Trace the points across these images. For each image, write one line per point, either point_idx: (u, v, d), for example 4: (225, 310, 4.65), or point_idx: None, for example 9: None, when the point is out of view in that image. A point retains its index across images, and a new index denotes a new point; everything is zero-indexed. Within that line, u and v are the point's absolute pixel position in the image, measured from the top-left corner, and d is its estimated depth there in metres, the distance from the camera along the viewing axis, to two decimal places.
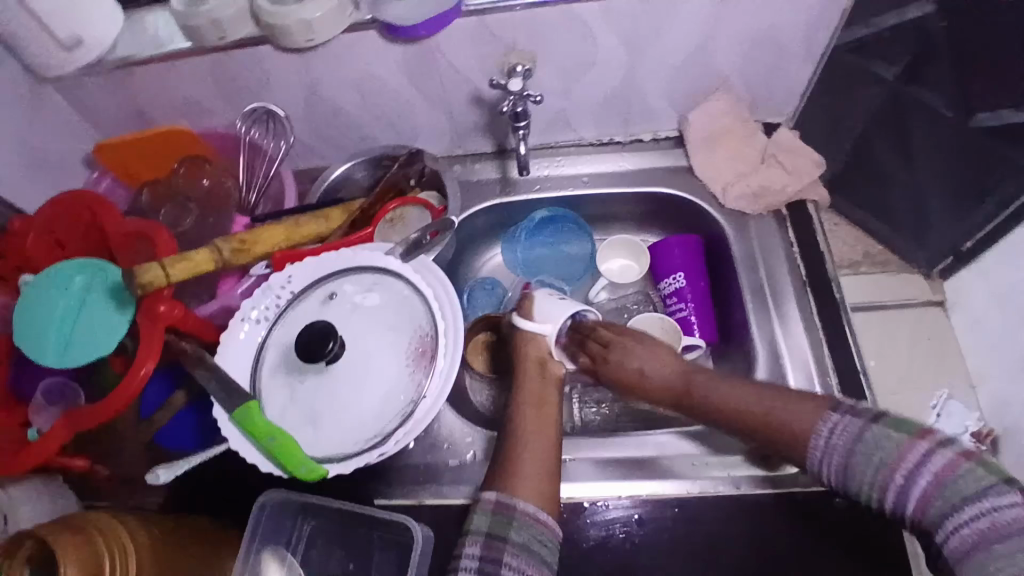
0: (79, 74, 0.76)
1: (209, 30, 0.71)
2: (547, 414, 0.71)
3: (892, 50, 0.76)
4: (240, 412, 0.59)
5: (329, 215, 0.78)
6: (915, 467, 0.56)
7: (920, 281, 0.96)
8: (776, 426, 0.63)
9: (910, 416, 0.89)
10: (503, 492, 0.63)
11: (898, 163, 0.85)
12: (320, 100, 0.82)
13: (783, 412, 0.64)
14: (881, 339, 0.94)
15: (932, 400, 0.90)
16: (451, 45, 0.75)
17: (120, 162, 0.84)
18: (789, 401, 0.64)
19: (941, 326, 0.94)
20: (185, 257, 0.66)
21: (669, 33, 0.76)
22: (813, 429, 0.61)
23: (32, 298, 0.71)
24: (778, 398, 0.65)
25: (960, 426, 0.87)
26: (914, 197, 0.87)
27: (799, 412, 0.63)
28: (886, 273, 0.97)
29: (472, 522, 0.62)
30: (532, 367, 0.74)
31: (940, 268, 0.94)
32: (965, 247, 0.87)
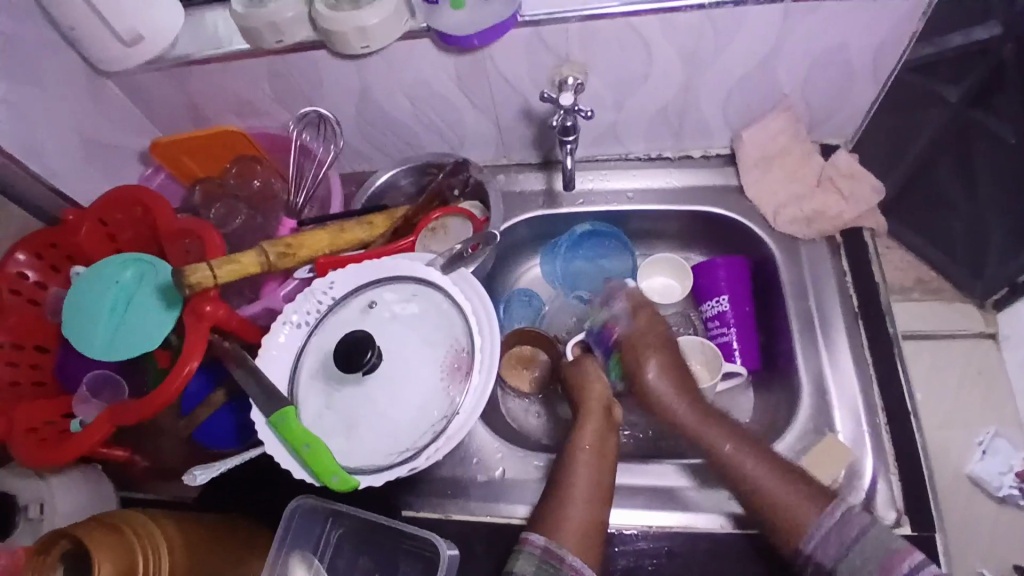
0: (140, 70, 0.78)
1: (267, 33, 0.72)
2: (606, 460, 0.69)
3: (961, 69, 0.74)
4: (277, 417, 0.59)
5: (372, 222, 0.78)
6: (836, 525, 0.61)
7: (973, 312, 0.94)
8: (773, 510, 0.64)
9: (950, 451, 0.89)
10: (552, 539, 0.62)
11: (958, 189, 0.83)
12: (370, 104, 0.82)
13: (784, 499, 0.64)
14: (930, 368, 0.93)
15: (977, 436, 0.89)
16: (503, 55, 0.74)
17: (171, 158, 0.84)
18: (796, 492, 0.64)
19: (992, 360, 0.93)
20: (232, 260, 0.67)
21: (728, 51, 0.74)
22: (811, 524, 0.62)
23: (82, 291, 0.73)
24: (789, 483, 0.65)
25: (1005, 466, 0.86)
26: (971, 223, 0.84)
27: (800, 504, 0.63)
28: (939, 300, 0.95)
29: (515, 565, 0.61)
30: (598, 410, 0.73)
31: (994, 299, 0.93)
32: (1023, 280, 0.86)
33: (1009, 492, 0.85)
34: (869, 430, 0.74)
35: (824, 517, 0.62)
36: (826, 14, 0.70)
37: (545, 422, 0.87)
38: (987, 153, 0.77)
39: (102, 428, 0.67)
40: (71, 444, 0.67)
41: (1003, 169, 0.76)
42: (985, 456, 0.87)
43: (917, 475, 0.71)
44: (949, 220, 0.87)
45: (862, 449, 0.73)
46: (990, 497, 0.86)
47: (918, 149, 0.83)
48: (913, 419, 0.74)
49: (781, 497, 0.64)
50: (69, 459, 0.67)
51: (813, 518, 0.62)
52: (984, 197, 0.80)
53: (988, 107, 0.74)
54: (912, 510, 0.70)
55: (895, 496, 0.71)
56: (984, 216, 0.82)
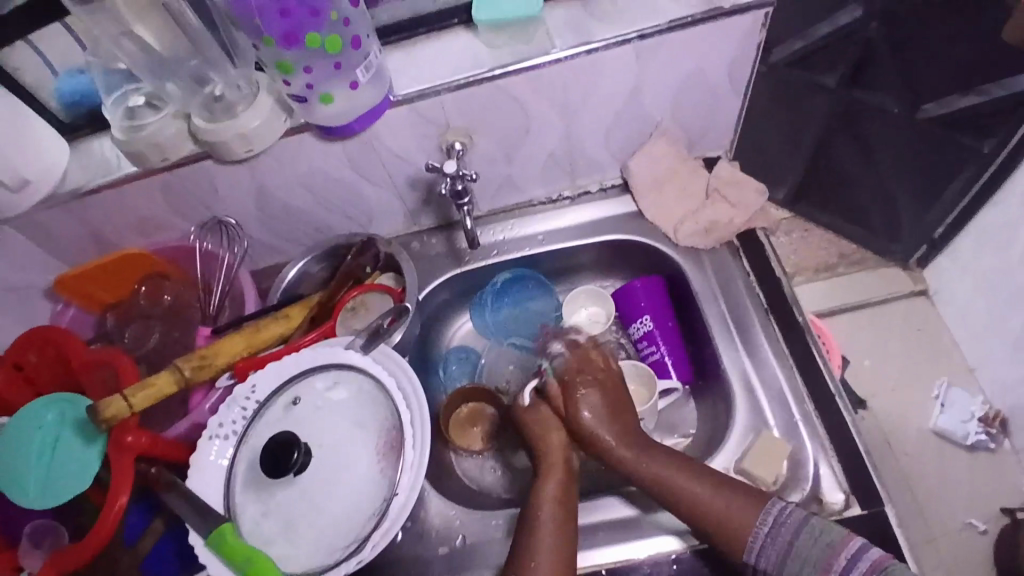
0: (34, 211, 0.78)
1: (151, 153, 0.74)
2: (569, 502, 0.70)
3: (833, 59, 0.83)
4: (213, 538, 0.58)
5: (289, 315, 0.79)
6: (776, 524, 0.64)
7: (903, 276, 1.08)
8: (726, 525, 0.66)
9: (913, 404, 1.03)
10: None
11: (860, 166, 0.94)
12: (270, 201, 0.84)
13: (734, 506, 0.66)
14: (872, 337, 1.07)
15: (935, 391, 1.03)
16: (388, 134, 0.77)
17: (81, 289, 0.84)
18: (740, 497, 0.67)
19: (927, 317, 1.07)
20: (145, 384, 0.67)
21: (597, 94, 0.79)
22: (755, 524, 0.65)
23: (1, 443, 0.71)
24: (735, 494, 0.67)
25: (965, 415, 0.99)
26: (877, 193, 0.96)
27: (744, 508, 0.66)
28: (861, 271, 1.07)
29: None
30: (559, 454, 0.74)
31: (916, 258, 1.06)
32: (937, 233, 0.99)
33: (977, 438, 0.99)
34: (801, 419, 0.77)
35: (765, 518, 0.65)
36: (673, 46, 0.75)
37: (502, 476, 0.87)
38: (874, 126, 0.87)
39: None
40: None
41: (891, 134, 0.87)
42: (944, 408, 1.01)
43: (853, 452, 0.74)
44: (857, 193, 0.97)
45: (799, 437, 0.76)
46: (959, 445, 1.00)
47: (815, 136, 0.93)
48: (839, 399, 0.77)
49: (727, 504, 0.66)
50: None
51: (755, 520, 0.65)
52: (882, 165, 0.91)
53: (862, 85, 0.84)
54: (855, 485, 0.72)
55: (838, 476, 0.73)
56: (885, 184, 0.94)
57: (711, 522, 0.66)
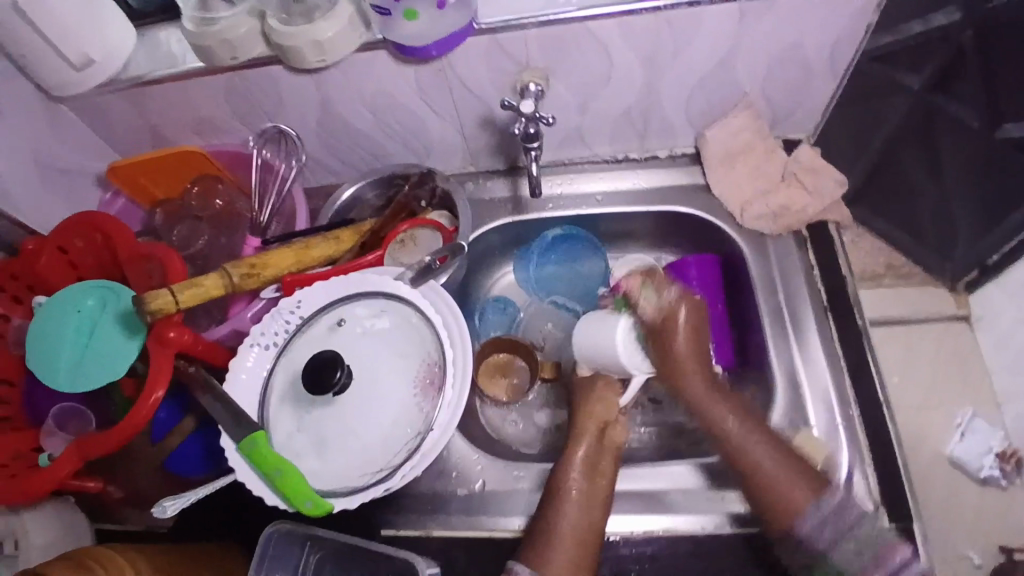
0: (94, 93, 0.76)
1: (220, 50, 0.71)
2: (599, 486, 0.69)
3: (918, 58, 0.75)
4: (246, 443, 0.58)
5: (340, 237, 0.77)
6: (832, 515, 0.66)
7: (946, 295, 0.96)
8: (773, 489, 0.67)
9: (931, 434, 0.90)
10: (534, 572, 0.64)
11: (924, 174, 0.84)
12: (332, 118, 0.81)
13: (781, 482, 0.67)
14: (904, 354, 0.95)
15: (956, 418, 0.90)
16: (463, 64, 0.74)
17: (131, 180, 0.83)
18: (795, 472, 0.68)
19: (965, 341, 0.94)
20: (194, 283, 0.65)
21: (688, 53, 0.75)
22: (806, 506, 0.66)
23: (43, 322, 0.71)
24: (788, 467, 0.68)
25: (984, 447, 0.87)
26: (940, 208, 0.85)
27: (797, 493, 0.67)
28: (909, 284, 0.97)
29: None
30: (593, 428, 0.74)
31: (965, 281, 0.94)
32: (992, 261, 0.87)
33: (990, 473, 0.86)
34: (843, 422, 0.75)
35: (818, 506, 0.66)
36: (780, 13, 0.70)
37: (524, 429, 0.86)
38: (950, 143, 0.78)
39: (69, 461, 0.65)
40: (38, 477, 0.65)
41: (963, 151, 0.77)
42: (965, 437, 0.88)
43: (890, 462, 0.73)
44: (916, 204, 0.88)
45: (837, 440, 0.74)
46: (971, 477, 0.87)
47: (890, 128, 0.84)
48: (885, 408, 0.75)
49: (777, 478, 0.67)
50: (39, 493, 0.65)
51: (805, 503, 0.66)
52: (951, 181, 0.81)
53: (947, 91, 0.75)
54: (888, 497, 0.71)
55: (871, 486, 0.72)
56: (950, 199, 0.83)
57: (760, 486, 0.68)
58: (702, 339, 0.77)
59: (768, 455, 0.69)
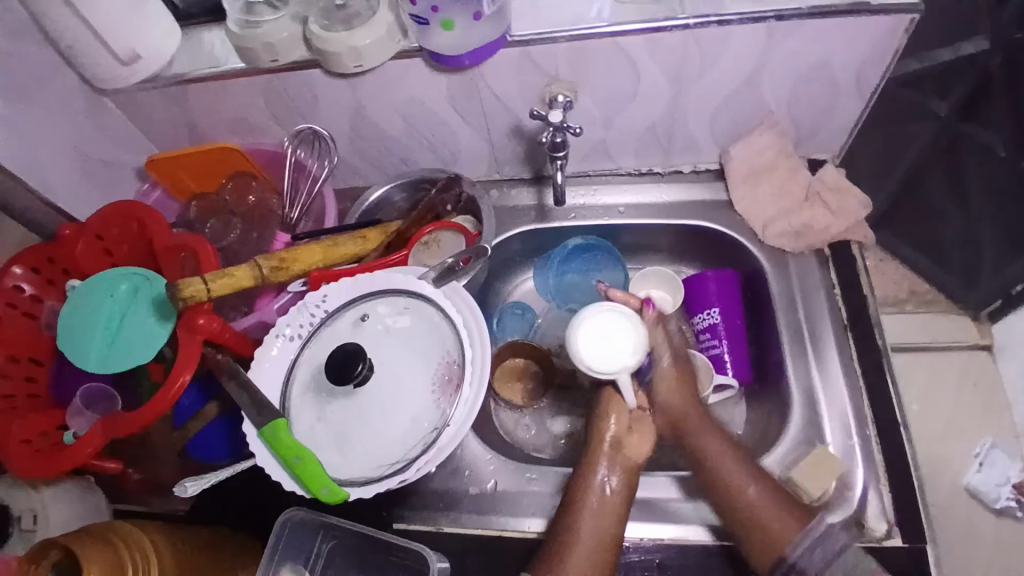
0: (140, 89, 0.80)
1: (263, 52, 0.74)
2: (610, 512, 0.67)
3: (945, 86, 0.77)
4: (268, 429, 0.60)
5: (366, 236, 0.79)
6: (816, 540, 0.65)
7: (970, 325, 0.96)
8: (760, 527, 0.66)
9: (949, 462, 0.91)
10: None
11: (952, 200, 0.86)
12: (365, 121, 0.83)
13: (771, 520, 0.66)
14: (926, 381, 0.95)
15: (976, 448, 0.91)
16: (494, 74, 0.76)
17: (168, 174, 0.86)
18: (782, 514, 0.67)
19: (988, 372, 0.95)
20: (225, 273, 0.67)
21: (714, 70, 0.76)
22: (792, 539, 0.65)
23: (78, 305, 0.74)
24: (773, 510, 0.67)
25: (1001, 478, 0.88)
26: (966, 234, 0.87)
27: (782, 524, 0.66)
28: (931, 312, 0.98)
29: None
30: (607, 451, 0.70)
31: (988, 310, 0.94)
32: (1016, 290, 0.88)
33: (1007, 504, 0.87)
34: (859, 442, 0.74)
35: (805, 534, 0.66)
36: (808, 34, 0.71)
37: (537, 436, 0.87)
38: (977, 170, 0.80)
39: (94, 440, 0.67)
40: (65, 455, 0.67)
41: (989, 178, 0.80)
42: (983, 467, 0.89)
43: (907, 485, 0.72)
44: (941, 229, 0.90)
45: (852, 461, 0.73)
46: (987, 507, 0.88)
47: (914, 156, 0.86)
48: (903, 430, 0.75)
49: (768, 517, 0.67)
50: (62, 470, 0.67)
51: (794, 535, 0.66)
52: (977, 210, 0.83)
53: (973, 118, 0.78)
54: (903, 521, 0.70)
55: (886, 508, 0.71)
56: (977, 225, 0.85)
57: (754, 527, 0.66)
58: (691, 390, 0.75)
59: (768, 507, 0.67)
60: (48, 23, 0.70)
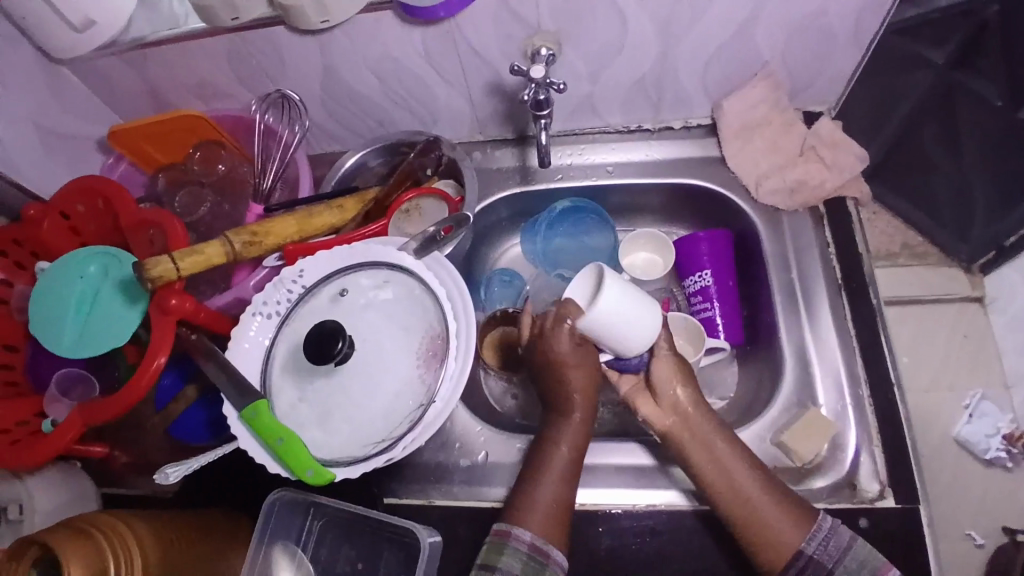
0: (95, 56, 0.75)
1: (222, 10, 0.68)
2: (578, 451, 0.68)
3: (941, 34, 0.74)
4: (249, 412, 0.58)
5: (343, 205, 0.76)
6: (827, 534, 0.62)
7: (961, 276, 0.95)
8: (763, 536, 0.62)
9: (937, 415, 0.90)
10: (539, 536, 0.62)
11: (945, 153, 0.83)
12: (336, 82, 0.79)
13: (773, 519, 0.62)
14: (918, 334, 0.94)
15: (965, 400, 0.90)
16: (472, 28, 0.71)
17: (132, 146, 0.81)
18: (785, 512, 0.63)
19: (979, 324, 0.94)
20: (194, 251, 0.64)
21: (707, 19, 0.71)
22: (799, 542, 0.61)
23: (47, 288, 0.71)
24: (781, 504, 0.63)
25: (991, 429, 0.88)
26: (958, 188, 0.85)
27: (788, 525, 0.62)
28: (924, 265, 0.96)
29: (501, 560, 0.61)
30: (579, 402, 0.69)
31: (981, 262, 0.93)
32: (1008, 242, 0.86)
33: (996, 454, 0.86)
34: (852, 402, 0.74)
35: (814, 532, 0.62)
36: None
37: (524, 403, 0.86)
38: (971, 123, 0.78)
39: (73, 428, 0.65)
40: (43, 443, 0.65)
41: (982, 128, 0.77)
42: (972, 420, 0.89)
43: (899, 444, 0.71)
44: (934, 183, 0.88)
45: (844, 421, 0.73)
46: (977, 459, 0.88)
47: (903, 114, 0.84)
48: (896, 389, 0.74)
49: (769, 515, 0.63)
50: (42, 459, 0.65)
51: (801, 538, 0.61)
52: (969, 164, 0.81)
53: (968, 67, 0.75)
54: (894, 479, 0.70)
55: (877, 466, 0.71)
56: (969, 180, 0.83)
57: (750, 529, 0.63)
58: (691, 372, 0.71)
59: (768, 503, 0.63)
60: None
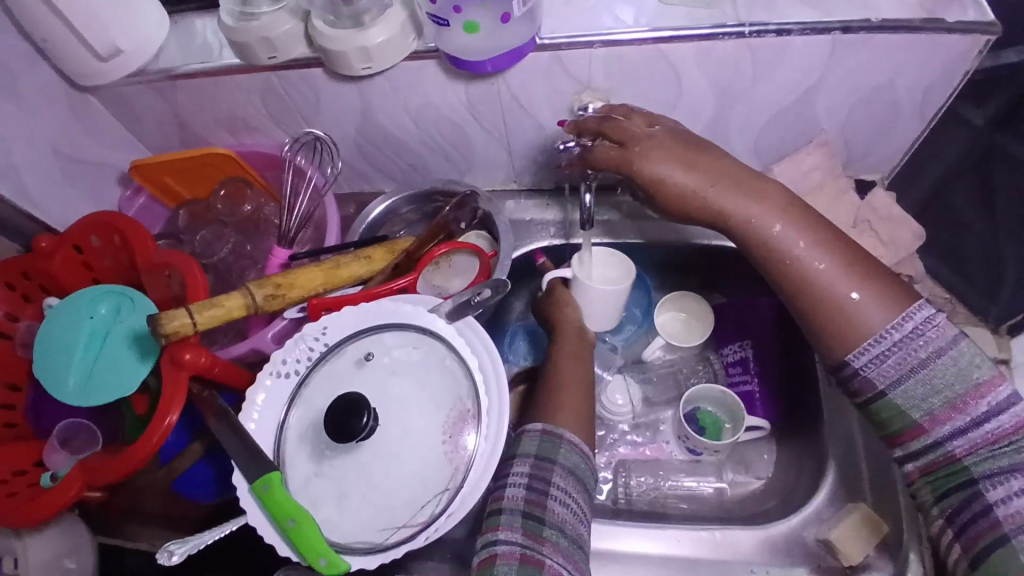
0: (121, 84, 0.71)
1: (259, 49, 0.64)
2: (582, 365, 0.72)
3: (986, 94, 0.80)
4: (261, 487, 0.54)
5: (371, 256, 0.72)
6: (919, 324, 0.54)
7: (990, 337, 0.89)
8: (853, 316, 0.56)
9: None
10: (549, 423, 0.64)
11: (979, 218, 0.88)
12: (371, 125, 0.75)
13: (871, 302, 0.55)
14: None
15: None
16: (520, 79, 0.67)
17: (155, 179, 0.79)
18: (882, 292, 0.56)
19: None
20: (214, 303, 0.60)
21: (767, 84, 0.68)
22: (880, 327, 0.54)
23: (51, 328, 0.67)
24: (869, 283, 0.56)
25: None
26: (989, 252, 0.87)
27: (889, 301, 0.55)
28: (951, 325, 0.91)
29: (520, 446, 0.63)
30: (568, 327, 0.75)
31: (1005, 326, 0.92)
32: None
33: None
34: None
35: (898, 324, 0.54)
36: (879, 45, 0.63)
37: None
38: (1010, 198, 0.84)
39: (75, 484, 0.61)
40: (40, 502, 0.61)
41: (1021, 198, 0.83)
42: None
43: None
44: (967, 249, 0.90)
45: None
46: None
47: (937, 179, 0.89)
48: None
49: (863, 300, 0.55)
50: (40, 517, 0.61)
51: (887, 321, 0.54)
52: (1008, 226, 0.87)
53: (1011, 130, 0.81)
54: None
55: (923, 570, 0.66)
56: (1000, 245, 0.86)
57: (823, 318, 0.57)
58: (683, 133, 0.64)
59: (837, 281, 0.57)
60: (15, 9, 0.61)
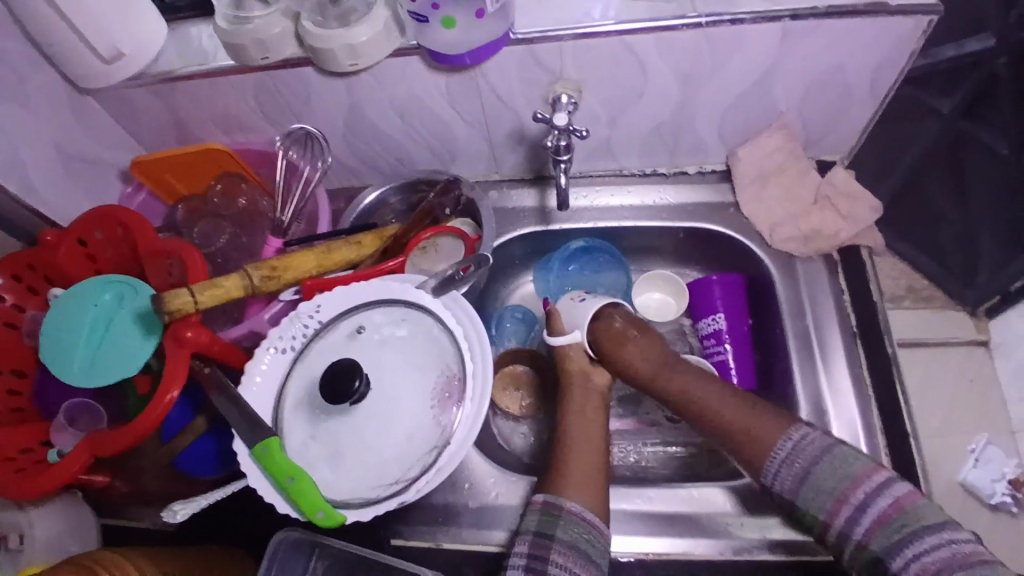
0: (122, 87, 0.76)
1: (253, 49, 0.69)
2: (593, 421, 0.72)
3: (951, 85, 0.87)
4: (261, 450, 0.57)
5: (362, 241, 0.77)
6: (799, 447, 0.61)
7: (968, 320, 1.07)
8: (756, 438, 0.64)
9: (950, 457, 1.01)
10: (551, 493, 0.65)
11: (952, 203, 0.96)
12: (359, 120, 0.80)
13: (760, 426, 0.65)
14: (924, 382, 1.06)
15: (971, 444, 1.01)
16: (498, 71, 0.72)
17: (153, 174, 0.83)
18: (764, 416, 0.65)
19: (985, 368, 1.06)
20: (214, 283, 0.64)
21: (726, 71, 0.73)
22: (774, 444, 0.63)
23: (58, 314, 0.71)
24: (755, 412, 0.66)
25: (997, 474, 0.98)
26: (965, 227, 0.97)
27: (770, 425, 0.64)
28: (930, 308, 1.09)
29: (525, 521, 0.65)
30: (581, 380, 0.76)
31: (985, 307, 1.06)
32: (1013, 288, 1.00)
33: (1001, 498, 0.97)
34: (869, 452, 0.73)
35: (783, 445, 0.62)
36: (826, 30, 0.68)
37: (531, 443, 0.85)
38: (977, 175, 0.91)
39: (79, 458, 0.64)
40: (44, 476, 0.64)
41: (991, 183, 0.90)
42: (978, 463, 0.99)
43: None
44: (942, 232, 1.01)
45: None
46: (983, 503, 0.98)
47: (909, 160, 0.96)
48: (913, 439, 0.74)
49: (748, 424, 0.65)
50: (45, 490, 0.64)
51: (776, 442, 0.63)
52: (976, 208, 0.93)
53: (974, 118, 0.87)
54: None
55: None
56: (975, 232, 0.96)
57: (740, 440, 0.65)
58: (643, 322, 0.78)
59: (728, 408, 0.67)
60: (22, 16, 0.66)
